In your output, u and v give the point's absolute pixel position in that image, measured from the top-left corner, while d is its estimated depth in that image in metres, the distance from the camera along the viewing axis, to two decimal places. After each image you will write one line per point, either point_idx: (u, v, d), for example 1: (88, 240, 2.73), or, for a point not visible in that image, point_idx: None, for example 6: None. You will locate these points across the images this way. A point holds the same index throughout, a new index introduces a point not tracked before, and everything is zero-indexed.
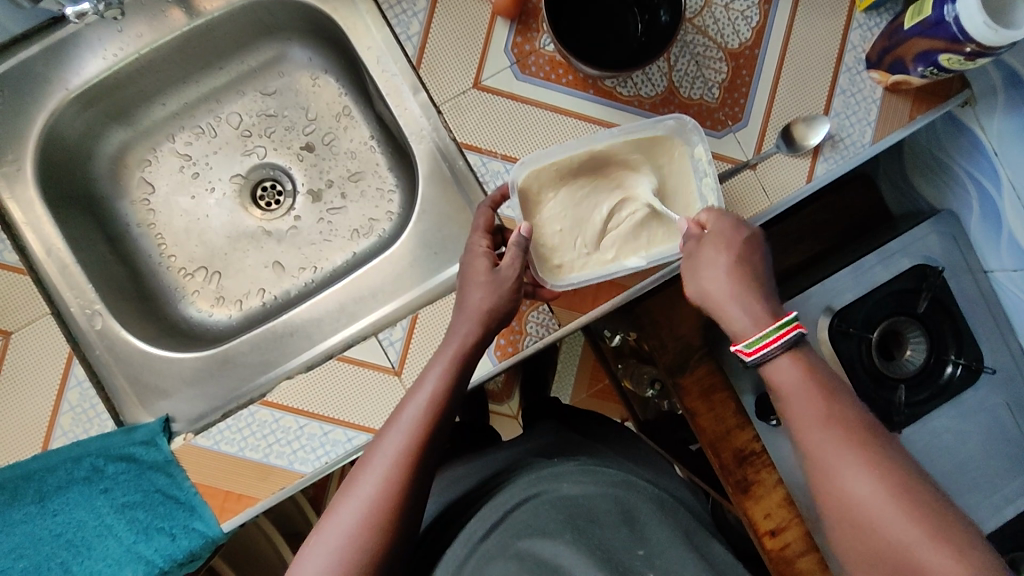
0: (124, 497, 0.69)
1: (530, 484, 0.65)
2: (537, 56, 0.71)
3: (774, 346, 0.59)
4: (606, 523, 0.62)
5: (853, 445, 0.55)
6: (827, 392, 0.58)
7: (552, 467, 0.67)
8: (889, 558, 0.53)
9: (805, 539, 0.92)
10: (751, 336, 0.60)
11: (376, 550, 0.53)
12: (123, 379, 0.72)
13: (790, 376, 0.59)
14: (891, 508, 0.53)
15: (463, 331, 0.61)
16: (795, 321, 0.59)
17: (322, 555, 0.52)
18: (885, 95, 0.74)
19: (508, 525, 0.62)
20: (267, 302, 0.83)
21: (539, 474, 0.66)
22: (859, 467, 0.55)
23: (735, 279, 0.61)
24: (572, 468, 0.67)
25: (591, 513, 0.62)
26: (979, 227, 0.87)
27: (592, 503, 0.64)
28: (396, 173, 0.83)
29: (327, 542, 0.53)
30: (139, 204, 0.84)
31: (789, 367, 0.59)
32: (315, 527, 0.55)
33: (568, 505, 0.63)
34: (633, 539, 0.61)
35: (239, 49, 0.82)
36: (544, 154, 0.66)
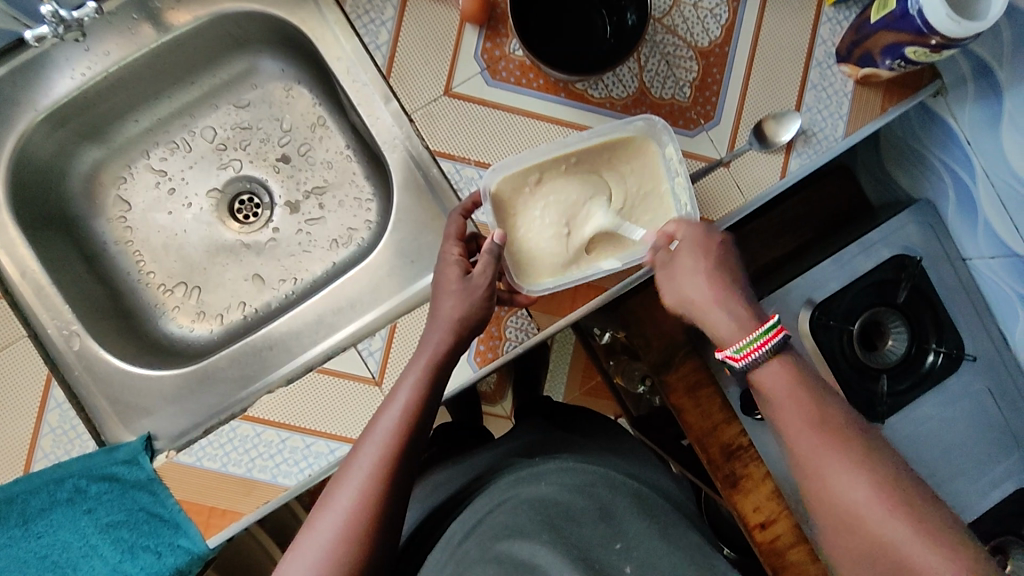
0: (108, 517, 0.69)
1: (506, 487, 0.66)
2: (507, 61, 0.71)
3: (761, 352, 0.59)
4: (584, 520, 0.62)
5: (824, 436, 0.56)
6: (806, 394, 0.58)
7: (531, 467, 0.69)
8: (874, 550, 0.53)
9: (794, 530, 0.93)
10: (740, 341, 0.60)
11: (354, 562, 0.53)
12: (103, 399, 0.71)
13: (771, 376, 0.59)
14: (870, 505, 0.53)
15: (436, 339, 0.61)
16: (779, 326, 0.60)
17: (299, 570, 0.52)
18: (856, 88, 0.74)
19: (487, 528, 0.62)
20: (248, 315, 0.82)
21: (516, 475, 0.68)
22: (837, 467, 0.55)
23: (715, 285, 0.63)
24: (549, 467, 0.68)
25: (568, 510, 0.63)
26: (956, 214, 0.86)
27: (569, 501, 0.64)
28: (372, 182, 0.83)
29: (303, 555, 0.53)
30: (115, 221, 0.83)
31: (770, 368, 0.60)
32: (293, 540, 0.55)
33: (550, 505, 0.63)
34: (612, 534, 0.62)
35: (211, 63, 0.82)
36: (516, 159, 0.66)
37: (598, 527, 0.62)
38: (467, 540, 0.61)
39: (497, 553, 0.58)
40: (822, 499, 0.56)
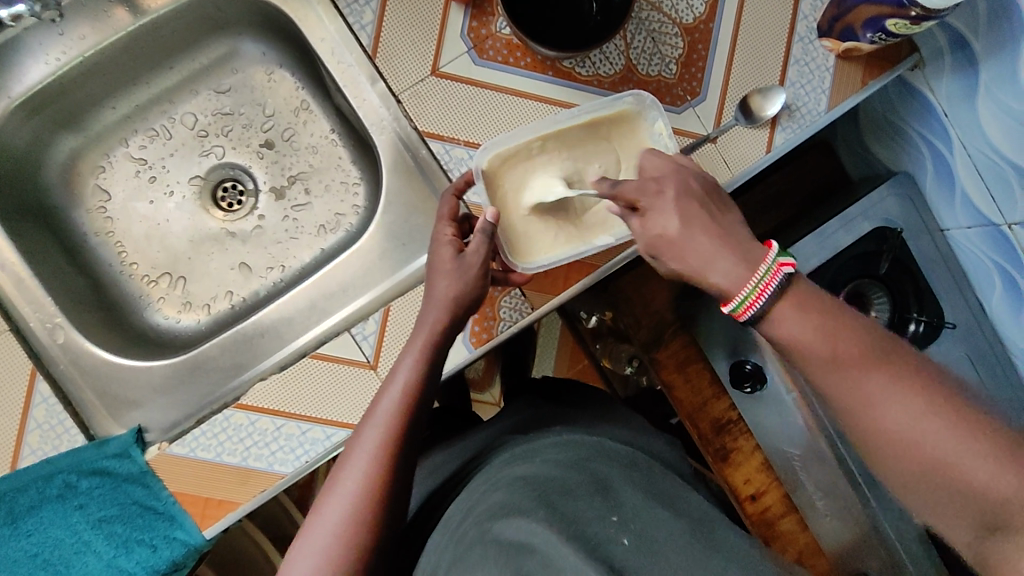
0: (100, 512, 0.68)
1: (505, 464, 0.68)
2: (494, 40, 0.71)
3: (767, 296, 0.48)
4: (579, 493, 0.60)
5: (857, 359, 0.45)
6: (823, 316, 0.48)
7: (528, 445, 0.71)
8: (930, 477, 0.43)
9: (784, 501, 0.96)
10: (738, 296, 0.49)
11: (364, 543, 0.53)
12: (90, 392, 0.70)
13: (784, 315, 0.48)
14: (924, 422, 0.43)
15: (431, 319, 0.60)
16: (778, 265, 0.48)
17: (310, 553, 0.52)
18: (837, 63, 0.76)
19: (485, 507, 0.61)
20: (235, 304, 0.81)
21: (515, 452, 0.70)
22: (877, 386, 0.45)
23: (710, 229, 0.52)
24: (546, 443, 0.70)
25: (563, 484, 0.61)
26: (934, 185, 0.88)
27: (565, 476, 0.63)
28: (359, 166, 0.82)
29: (312, 541, 0.53)
30: (95, 212, 0.81)
31: (782, 307, 0.48)
32: (300, 527, 0.54)
33: (547, 481, 0.62)
34: (607, 507, 0.58)
35: (190, 47, 0.80)
36: (507, 137, 0.66)
37: (594, 499, 0.59)
38: (469, 520, 0.61)
39: (494, 536, 0.56)
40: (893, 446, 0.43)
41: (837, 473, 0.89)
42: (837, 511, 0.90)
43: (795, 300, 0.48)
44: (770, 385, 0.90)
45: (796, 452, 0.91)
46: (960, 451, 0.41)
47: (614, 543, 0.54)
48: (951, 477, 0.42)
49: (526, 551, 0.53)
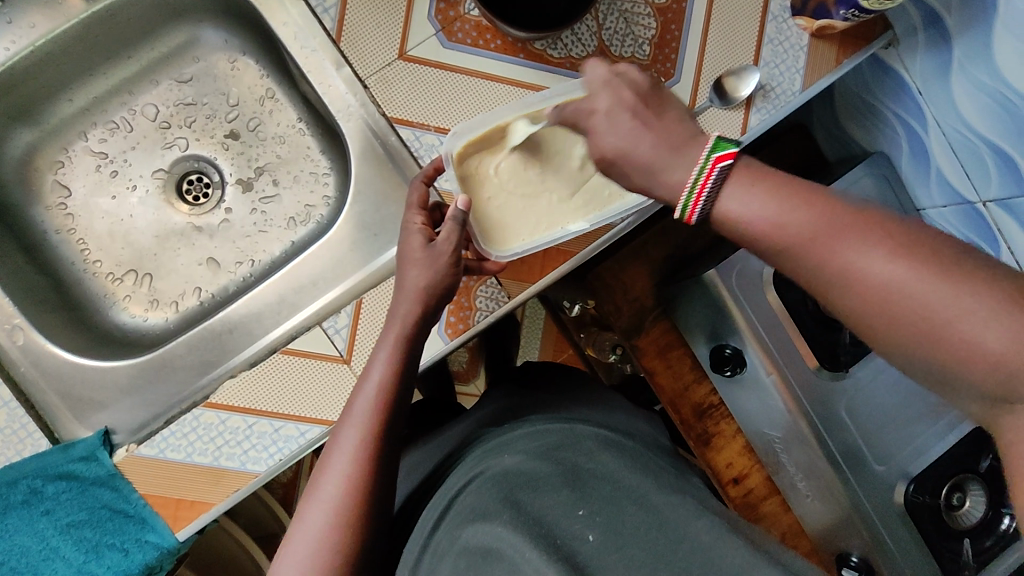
0: (68, 517, 0.66)
1: (477, 460, 0.68)
2: (463, 22, 0.68)
3: (707, 196, 0.43)
4: (546, 486, 0.60)
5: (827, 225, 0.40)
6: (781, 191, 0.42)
7: (500, 437, 0.70)
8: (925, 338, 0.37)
9: (767, 482, 0.97)
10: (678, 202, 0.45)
11: (349, 550, 0.51)
12: (54, 395, 0.68)
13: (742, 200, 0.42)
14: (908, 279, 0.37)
15: (402, 312, 0.58)
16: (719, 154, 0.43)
17: (294, 564, 0.50)
18: (811, 42, 0.75)
19: (461, 510, 0.61)
20: (205, 301, 0.79)
21: (487, 447, 0.69)
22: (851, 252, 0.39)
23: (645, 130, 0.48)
24: (516, 434, 0.69)
25: (532, 479, 0.61)
26: (909, 165, 0.89)
27: (535, 471, 0.62)
28: (328, 156, 0.79)
29: (296, 549, 0.51)
30: (54, 209, 0.78)
31: (738, 195, 0.43)
32: (283, 537, 0.52)
33: (517, 475, 0.62)
34: (575, 500, 0.59)
35: (148, 35, 0.77)
36: (476, 123, 0.64)
37: (565, 491, 0.59)
38: (445, 530, 0.61)
39: (464, 542, 0.56)
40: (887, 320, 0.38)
41: (818, 456, 0.88)
42: (819, 493, 0.90)
43: (747, 182, 0.43)
44: (749, 369, 0.89)
45: (776, 434, 0.91)
46: (957, 307, 0.36)
47: (579, 539, 0.55)
48: (946, 337, 0.36)
49: (493, 558, 0.53)
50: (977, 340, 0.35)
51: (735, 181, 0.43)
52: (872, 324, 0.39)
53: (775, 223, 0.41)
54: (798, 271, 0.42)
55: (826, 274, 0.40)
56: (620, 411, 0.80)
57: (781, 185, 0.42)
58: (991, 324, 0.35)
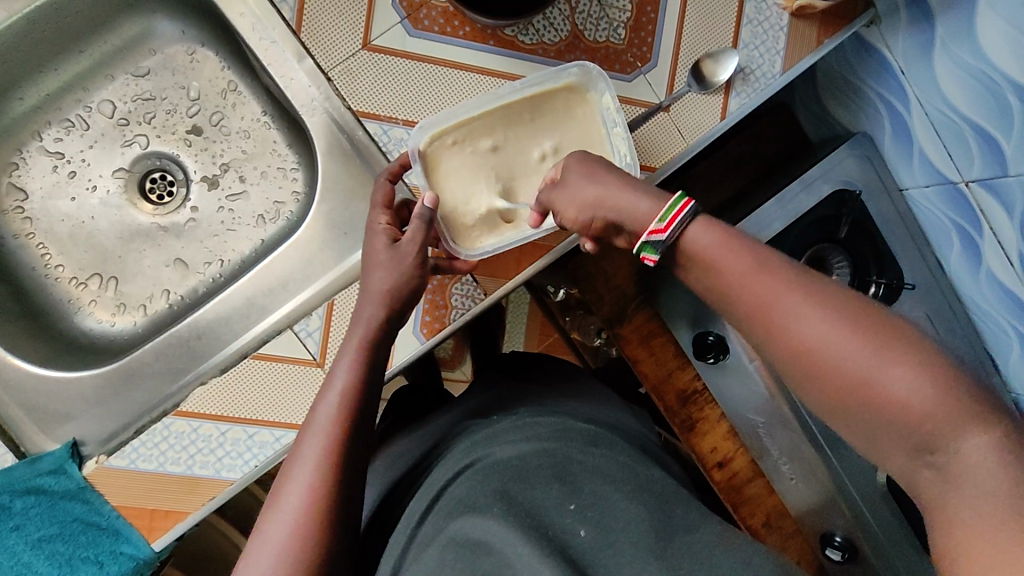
0: (39, 532, 0.64)
1: (467, 451, 0.66)
2: (429, 9, 0.65)
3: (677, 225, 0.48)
4: (537, 479, 0.59)
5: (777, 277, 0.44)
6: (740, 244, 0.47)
7: (487, 430, 0.68)
8: (853, 393, 0.41)
9: (751, 466, 0.96)
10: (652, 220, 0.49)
11: (312, 564, 0.49)
12: (18, 409, 0.66)
13: (704, 237, 0.47)
14: (846, 334, 0.41)
15: (367, 315, 0.56)
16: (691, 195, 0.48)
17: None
18: (792, 22, 0.72)
19: (447, 504, 0.60)
20: (174, 303, 0.77)
21: (472, 441, 0.67)
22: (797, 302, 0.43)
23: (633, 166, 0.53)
24: (503, 427, 0.67)
25: (522, 472, 0.60)
26: (891, 145, 0.88)
27: (525, 462, 0.61)
28: (296, 150, 0.77)
29: (255, 563, 0.48)
30: (11, 213, 0.75)
31: (700, 230, 0.48)
32: (243, 549, 0.50)
33: (502, 471, 0.61)
34: (566, 494, 0.58)
35: (99, 27, 0.73)
36: (443, 115, 0.62)
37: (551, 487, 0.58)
38: (432, 519, 0.60)
39: (452, 533, 0.55)
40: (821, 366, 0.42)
41: (800, 439, 0.91)
42: (803, 474, 0.92)
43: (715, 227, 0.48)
44: (733, 355, 0.90)
45: (760, 419, 0.92)
46: (883, 368, 0.40)
47: (571, 533, 0.55)
48: (869, 391, 0.40)
49: (481, 552, 0.53)
50: (896, 395, 0.39)
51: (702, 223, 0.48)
52: (802, 377, 0.43)
53: (727, 258, 0.46)
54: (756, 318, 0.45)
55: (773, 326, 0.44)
56: (605, 403, 0.79)
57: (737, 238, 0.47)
58: (912, 384, 0.39)
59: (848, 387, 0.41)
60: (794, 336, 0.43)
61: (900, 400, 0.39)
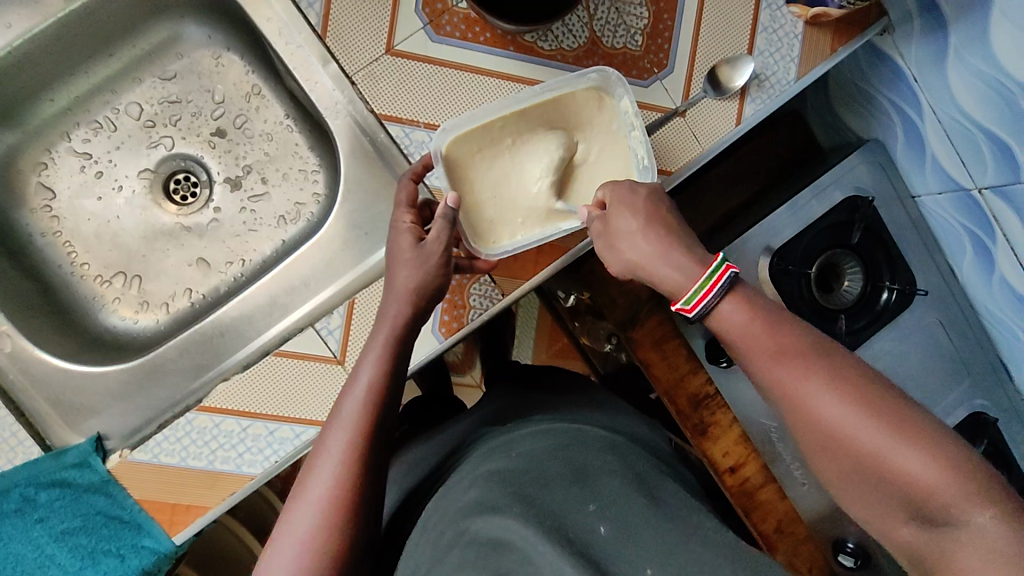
0: (62, 524, 0.65)
1: (482, 458, 0.68)
2: (451, 15, 0.67)
3: (714, 295, 0.51)
4: (556, 484, 0.60)
5: (793, 357, 0.48)
6: (759, 319, 0.50)
7: (503, 437, 0.70)
8: (870, 470, 0.45)
9: (763, 472, 0.96)
10: (686, 291, 0.53)
11: (335, 554, 0.50)
12: (44, 402, 0.67)
13: (730, 310, 0.51)
14: (863, 416, 0.45)
15: (392, 312, 0.57)
16: (724, 264, 0.52)
17: (279, 567, 0.49)
18: (806, 30, 0.73)
19: (461, 507, 0.61)
20: (195, 302, 0.78)
21: (491, 445, 0.69)
22: (814, 383, 0.47)
23: (657, 225, 0.56)
24: (521, 432, 0.69)
25: (541, 477, 0.61)
26: (904, 152, 0.88)
27: (543, 469, 0.62)
28: (317, 153, 0.78)
29: (282, 554, 0.49)
30: (40, 212, 0.77)
31: (728, 302, 0.52)
32: (270, 537, 0.51)
33: (518, 475, 0.61)
34: (585, 497, 0.58)
35: (129, 31, 0.75)
36: (465, 118, 0.63)
37: (571, 489, 0.59)
38: (445, 521, 0.61)
39: (472, 535, 0.56)
40: (836, 443, 0.46)
41: None
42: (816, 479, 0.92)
43: (743, 296, 0.52)
44: None
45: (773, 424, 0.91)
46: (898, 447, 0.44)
47: (591, 531, 0.55)
48: (885, 469, 0.44)
49: (504, 549, 0.53)
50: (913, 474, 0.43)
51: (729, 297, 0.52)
52: (825, 454, 0.47)
53: (748, 335, 0.50)
54: (767, 381, 0.50)
55: (791, 403, 0.48)
56: (617, 409, 0.80)
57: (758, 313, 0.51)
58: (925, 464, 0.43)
59: (870, 464, 0.45)
60: (812, 413, 0.47)
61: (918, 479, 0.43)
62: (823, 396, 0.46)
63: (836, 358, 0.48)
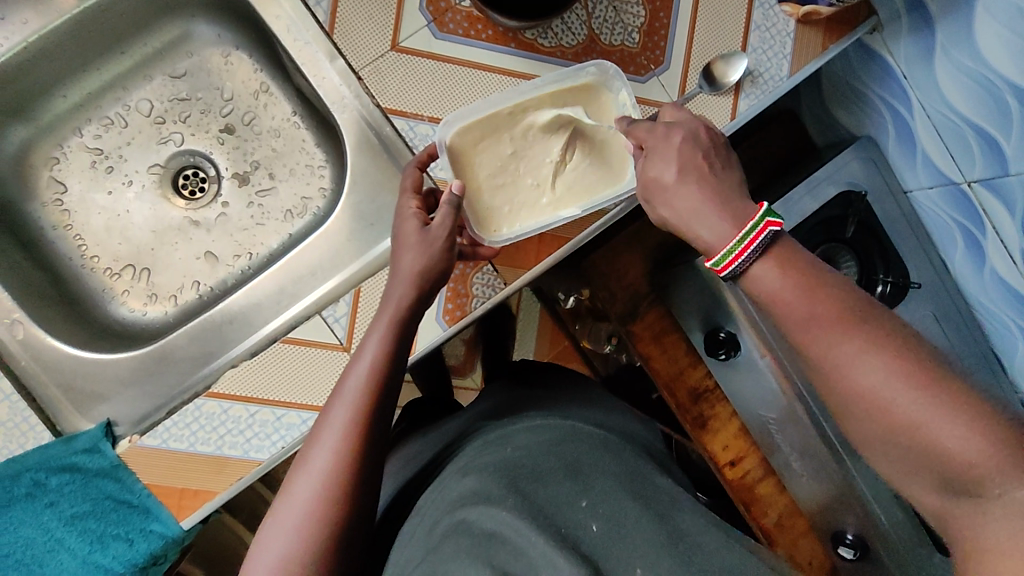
0: (71, 509, 0.66)
1: (478, 451, 0.69)
2: (453, 13, 0.69)
3: (746, 256, 0.51)
4: (548, 479, 0.61)
5: (841, 325, 0.48)
6: (801, 283, 0.50)
7: (499, 432, 0.71)
8: (906, 440, 0.45)
9: (762, 464, 0.99)
10: (720, 250, 0.52)
11: (334, 522, 0.51)
12: (55, 388, 0.68)
13: (766, 278, 0.51)
14: (905, 387, 0.45)
15: (397, 295, 0.58)
16: (761, 223, 0.51)
17: (280, 534, 0.51)
18: (797, 28, 0.76)
19: (453, 497, 0.62)
20: (203, 294, 0.80)
21: (486, 440, 0.71)
22: (857, 352, 0.47)
23: (693, 175, 0.56)
24: (517, 428, 0.70)
25: (531, 470, 0.62)
26: (896, 147, 0.91)
27: (537, 462, 0.63)
28: (324, 148, 0.80)
29: (281, 521, 0.51)
30: (51, 205, 0.79)
31: (763, 268, 0.51)
32: (270, 506, 0.53)
33: (517, 467, 0.63)
34: (578, 491, 0.60)
35: (141, 30, 0.77)
36: (468, 111, 0.65)
37: (564, 484, 0.60)
38: (441, 510, 0.61)
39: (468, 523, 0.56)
40: (876, 413, 0.46)
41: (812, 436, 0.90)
42: (813, 472, 0.93)
43: (777, 257, 0.51)
44: (744, 351, 0.91)
45: (772, 416, 0.92)
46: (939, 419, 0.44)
47: (584, 529, 0.56)
48: (922, 440, 0.44)
49: (498, 540, 0.54)
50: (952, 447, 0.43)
51: (766, 261, 0.51)
52: (867, 423, 0.47)
53: (789, 304, 0.50)
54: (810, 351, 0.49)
55: (833, 371, 0.48)
56: (617, 410, 0.83)
57: (800, 279, 0.50)
58: (964, 437, 0.43)
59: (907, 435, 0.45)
60: (852, 382, 0.47)
61: (956, 449, 0.43)
62: (866, 366, 0.46)
63: (875, 326, 0.47)
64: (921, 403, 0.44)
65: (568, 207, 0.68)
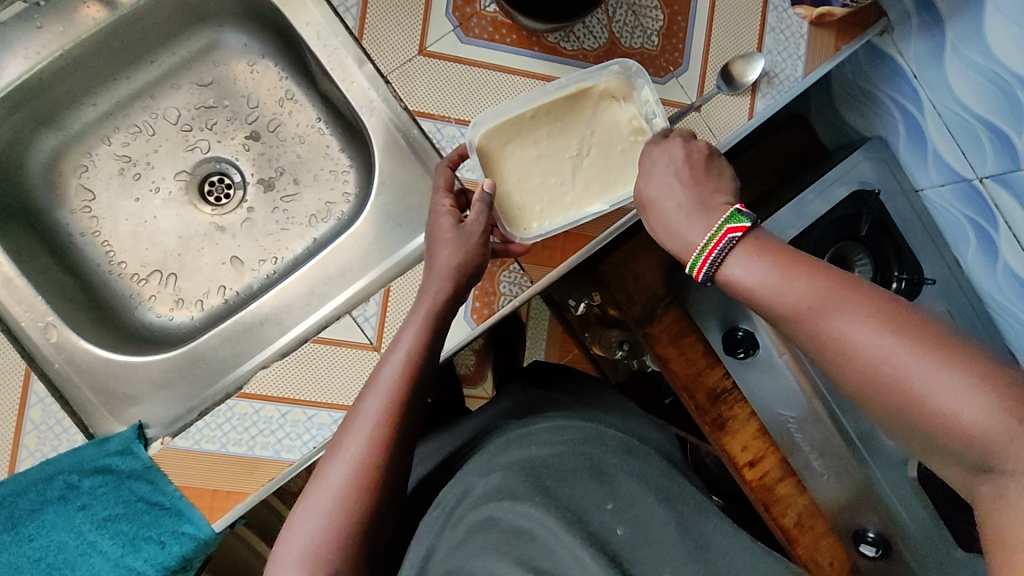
0: (104, 512, 0.66)
1: (499, 450, 0.66)
2: (479, 18, 0.71)
3: (715, 258, 0.53)
4: (575, 478, 0.62)
5: (833, 295, 0.48)
6: (784, 265, 0.51)
7: (520, 428, 0.68)
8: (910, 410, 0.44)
9: (782, 465, 0.97)
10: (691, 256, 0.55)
11: (364, 508, 0.52)
12: (88, 391, 0.69)
13: (744, 267, 0.52)
14: (905, 353, 0.44)
15: (434, 289, 0.59)
16: (728, 226, 0.53)
17: (312, 519, 0.51)
18: (811, 30, 0.78)
19: (477, 494, 0.60)
20: (229, 298, 0.80)
21: (508, 436, 0.67)
22: (852, 322, 0.47)
23: (691, 176, 0.59)
24: (537, 426, 0.67)
25: (559, 469, 0.62)
26: (907, 146, 0.93)
27: (562, 462, 0.63)
28: (349, 153, 0.81)
29: (312, 506, 0.52)
30: (79, 212, 0.80)
31: (739, 259, 0.52)
32: (301, 492, 0.53)
33: (542, 465, 0.63)
34: (603, 494, 0.61)
35: (171, 39, 0.79)
36: (497, 110, 0.67)
37: (590, 484, 0.61)
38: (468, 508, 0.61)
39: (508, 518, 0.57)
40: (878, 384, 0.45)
41: (832, 433, 0.92)
42: (833, 470, 0.93)
43: (752, 247, 0.52)
44: (762, 350, 0.92)
45: (792, 414, 0.93)
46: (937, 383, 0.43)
47: (609, 530, 0.58)
48: (923, 407, 0.43)
49: (527, 538, 0.55)
50: (953, 411, 0.42)
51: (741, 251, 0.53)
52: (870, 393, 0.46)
53: (774, 290, 0.50)
54: (798, 332, 0.50)
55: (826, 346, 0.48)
56: (633, 414, 0.83)
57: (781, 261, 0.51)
58: (964, 400, 0.42)
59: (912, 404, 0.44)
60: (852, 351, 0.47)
61: (951, 416, 0.42)
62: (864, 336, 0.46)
63: (873, 295, 0.48)
64: (923, 369, 0.43)
65: (594, 203, 0.68)
